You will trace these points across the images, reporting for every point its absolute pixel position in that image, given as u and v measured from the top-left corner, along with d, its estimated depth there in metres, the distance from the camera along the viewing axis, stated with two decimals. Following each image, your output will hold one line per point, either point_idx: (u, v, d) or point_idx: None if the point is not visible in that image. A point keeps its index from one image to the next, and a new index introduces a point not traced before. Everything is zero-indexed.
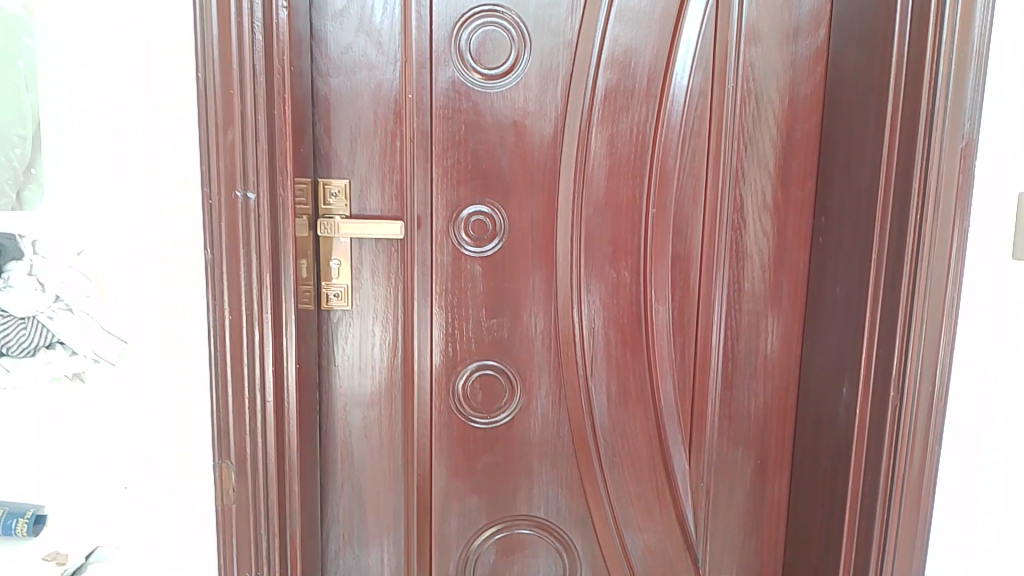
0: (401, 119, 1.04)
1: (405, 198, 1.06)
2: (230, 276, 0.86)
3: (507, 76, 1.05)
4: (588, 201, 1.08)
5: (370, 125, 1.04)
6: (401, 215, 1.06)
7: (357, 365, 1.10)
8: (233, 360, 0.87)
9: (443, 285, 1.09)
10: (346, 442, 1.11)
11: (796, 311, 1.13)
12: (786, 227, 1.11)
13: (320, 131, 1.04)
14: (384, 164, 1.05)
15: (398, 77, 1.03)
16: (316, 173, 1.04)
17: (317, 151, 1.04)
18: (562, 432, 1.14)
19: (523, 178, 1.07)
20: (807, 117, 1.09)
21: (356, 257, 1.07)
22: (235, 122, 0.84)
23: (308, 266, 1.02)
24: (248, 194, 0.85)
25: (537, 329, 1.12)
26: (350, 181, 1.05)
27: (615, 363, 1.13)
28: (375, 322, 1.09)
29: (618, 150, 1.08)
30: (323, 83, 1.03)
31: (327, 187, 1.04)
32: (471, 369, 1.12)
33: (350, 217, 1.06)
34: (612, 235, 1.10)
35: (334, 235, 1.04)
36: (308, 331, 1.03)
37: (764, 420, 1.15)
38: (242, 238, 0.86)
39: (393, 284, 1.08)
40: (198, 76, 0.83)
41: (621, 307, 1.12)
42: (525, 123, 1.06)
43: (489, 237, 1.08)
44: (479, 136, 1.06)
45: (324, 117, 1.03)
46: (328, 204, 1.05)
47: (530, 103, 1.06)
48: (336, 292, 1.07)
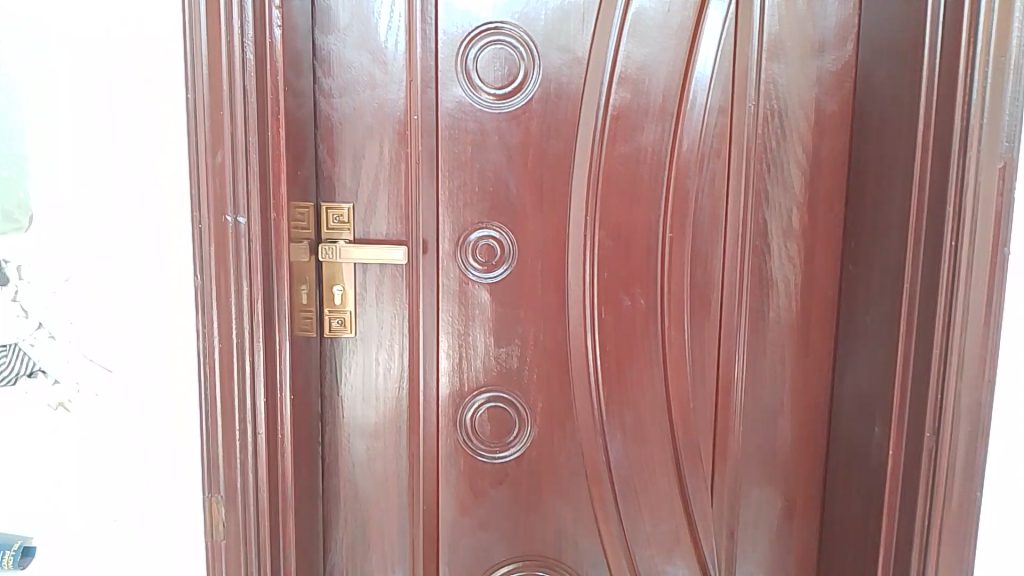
0: (406, 139, 1.01)
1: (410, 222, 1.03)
2: (220, 301, 0.83)
3: (514, 95, 1.01)
4: (601, 224, 1.04)
5: (373, 147, 1.01)
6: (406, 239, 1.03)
7: (361, 394, 1.06)
8: (223, 390, 0.85)
9: (449, 312, 1.05)
10: (349, 473, 1.07)
11: (825, 341, 1.06)
12: (813, 252, 1.04)
13: (322, 153, 1.01)
14: (389, 187, 1.02)
15: (402, 97, 1.00)
16: (319, 196, 1.02)
17: (319, 173, 1.01)
18: (575, 467, 1.09)
19: (532, 200, 1.03)
20: (835, 136, 1.02)
21: (360, 284, 1.04)
22: (226, 144, 0.81)
23: (309, 291, 1.00)
24: (238, 218, 0.83)
25: (548, 358, 1.07)
26: (355, 205, 1.02)
27: (631, 394, 1.07)
28: (379, 350, 1.05)
29: (632, 171, 1.03)
30: (325, 104, 1.00)
31: (329, 211, 1.02)
32: (481, 400, 1.07)
33: (353, 241, 1.03)
34: (626, 259, 1.05)
35: (336, 260, 1.01)
36: (308, 359, 1.00)
37: (792, 458, 1.08)
38: (232, 262, 0.83)
39: (398, 310, 1.04)
40: (188, 97, 0.81)
41: (636, 335, 1.06)
42: (534, 143, 1.02)
43: (498, 261, 1.04)
44: (486, 158, 1.02)
45: (325, 138, 1.01)
46: (330, 228, 1.02)
47: (539, 122, 1.02)
48: (338, 319, 1.03)
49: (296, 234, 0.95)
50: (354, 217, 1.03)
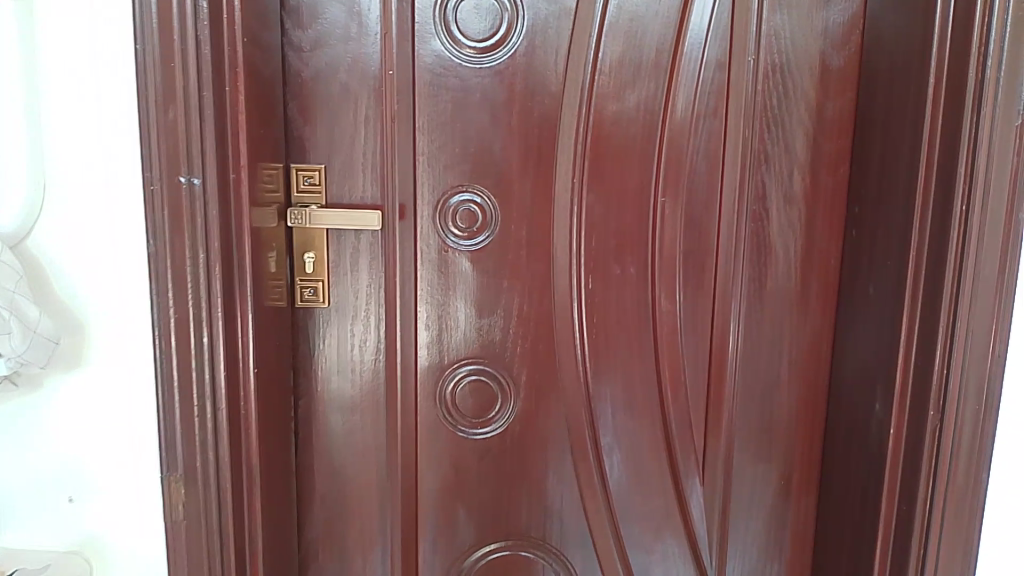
0: (382, 97, 0.94)
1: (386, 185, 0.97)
2: (175, 269, 0.78)
3: (497, 48, 0.94)
4: (590, 188, 0.97)
5: (345, 105, 0.95)
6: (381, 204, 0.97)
7: (336, 367, 1.01)
8: (182, 363, 0.80)
9: (429, 280, 1.00)
10: (325, 450, 1.03)
11: (827, 313, 1.00)
12: (815, 218, 0.98)
13: (292, 112, 0.95)
14: (362, 148, 0.96)
15: (378, 50, 0.94)
16: (289, 159, 0.96)
17: (290, 134, 0.96)
18: (561, 443, 1.04)
19: (515, 162, 0.97)
20: (841, 93, 0.95)
21: (333, 251, 0.98)
22: (178, 99, 0.75)
23: (278, 258, 0.94)
24: (193, 180, 0.77)
25: (533, 330, 1.01)
26: (327, 166, 0.96)
27: (620, 368, 1.02)
28: (354, 321, 1.00)
29: (623, 131, 0.96)
30: (296, 59, 0.94)
31: (300, 173, 0.96)
32: (463, 373, 1.02)
33: (326, 206, 0.97)
34: (616, 225, 0.98)
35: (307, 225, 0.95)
36: (279, 330, 0.95)
37: (789, 435, 1.03)
38: (188, 228, 0.77)
39: (373, 279, 0.99)
40: (136, 48, 0.74)
41: (627, 306, 1.00)
42: (517, 101, 0.96)
43: (480, 227, 0.99)
44: (467, 117, 0.96)
45: (296, 96, 0.95)
46: (301, 191, 0.97)
47: (523, 79, 0.95)
48: (312, 288, 0.98)
49: (262, 197, 0.89)
50: (327, 180, 0.97)
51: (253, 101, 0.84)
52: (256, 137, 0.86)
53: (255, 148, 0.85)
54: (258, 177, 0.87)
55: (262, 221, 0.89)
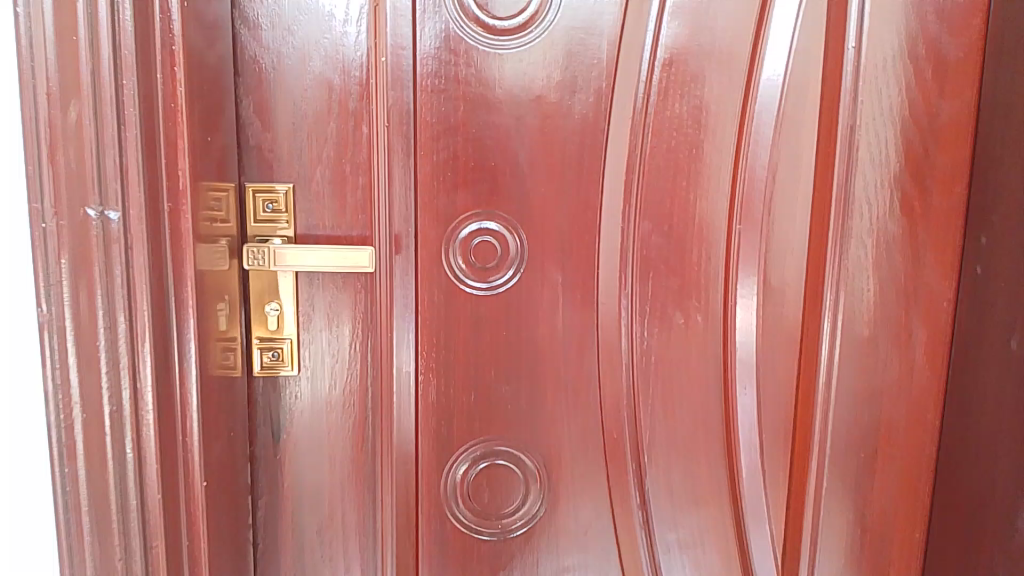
0: (369, 94, 0.70)
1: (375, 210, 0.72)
2: (79, 345, 0.52)
3: (526, 27, 0.71)
4: (643, 215, 0.74)
5: (317, 105, 0.70)
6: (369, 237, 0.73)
7: (309, 454, 0.76)
8: (93, 487, 0.54)
9: (435, 338, 0.75)
10: (296, 563, 0.78)
11: (938, 369, 0.78)
12: (925, 250, 0.77)
13: (247, 113, 0.70)
14: (343, 163, 0.71)
15: (366, 31, 0.70)
16: (243, 176, 0.71)
17: (243, 142, 0.70)
18: (604, 541, 0.81)
19: (547, 181, 0.74)
20: (959, 91, 0.73)
21: (304, 302, 0.73)
22: (85, 91, 0.50)
23: (230, 312, 0.69)
24: (108, 213, 0.51)
25: (569, 399, 0.78)
26: (294, 186, 0.71)
27: (681, 446, 0.79)
28: (331, 391, 0.75)
29: (688, 140, 0.74)
30: (250, 40, 0.69)
31: (258, 196, 0.71)
32: (477, 457, 0.78)
33: (294, 240, 0.72)
34: (678, 263, 0.75)
35: (269, 267, 0.70)
36: (230, 412, 0.70)
37: (888, 530, 0.80)
38: (102, 285, 0.52)
39: (357, 336, 0.74)
40: (12, 10, 0.48)
41: (689, 367, 0.77)
42: (550, 100, 0.72)
43: (499, 266, 0.75)
44: (484, 121, 0.72)
45: (252, 90, 0.69)
46: (261, 221, 0.72)
47: (557, 70, 0.72)
48: (274, 351, 0.73)
49: (205, 231, 0.64)
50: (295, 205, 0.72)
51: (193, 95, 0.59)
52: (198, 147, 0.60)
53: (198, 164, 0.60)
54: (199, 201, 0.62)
55: (207, 263, 0.64)
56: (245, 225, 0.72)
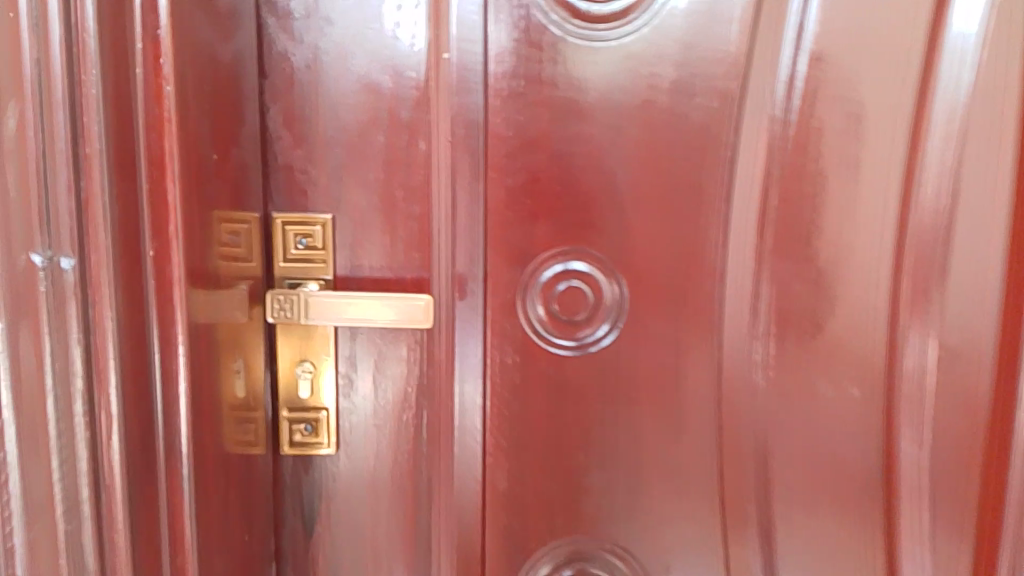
0: (427, 101, 0.56)
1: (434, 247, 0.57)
2: (20, 439, 0.38)
3: (628, 12, 0.55)
4: (780, 255, 0.57)
5: (361, 116, 0.56)
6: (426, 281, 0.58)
7: (348, 552, 0.61)
8: None
9: (509, 410, 0.59)
10: None
11: None
12: None
13: (274, 126, 0.56)
14: (394, 187, 0.57)
15: (424, 20, 0.55)
16: (269, 206, 0.57)
17: (269, 162, 0.56)
18: None
19: (652, 211, 0.57)
20: None
21: (345, 365, 0.58)
22: (31, 94, 0.36)
23: (249, 377, 0.55)
24: (59, 259, 0.37)
25: (680, 490, 0.60)
26: (332, 217, 0.57)
27: (826, 555, 0.60)
28: (378, 474, 0.60)
29: (843, 157, 0.56)
30: (279, 33, 0.55)
31: (288, 230, 0.57)
32: (560, 562, 0.61)
33: (332, 285, 0.57)
34: (827, 317, 0.58)
35: (299, 320, 0.55)
36: (251, 505, 0.55)
37: None
38: (49, 359, 0.37)
39: (409, 405, 0.59)
40: None
41: (836, 453, 0.59)
42: (660, 105, 0.56)
43: (590, 319, 0.58)
44: (574, 133, 0.56)
45: (281, 96, 0.55)
46: (291, 261, 0.57)
47: (670, 67, 0.55)
48: (307, 425, 0.58)
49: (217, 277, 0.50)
50: (334, 241, 0.57)
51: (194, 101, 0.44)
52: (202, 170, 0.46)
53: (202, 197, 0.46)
54: (209, 237, 0.48)
55: (218, 316, 0.50)
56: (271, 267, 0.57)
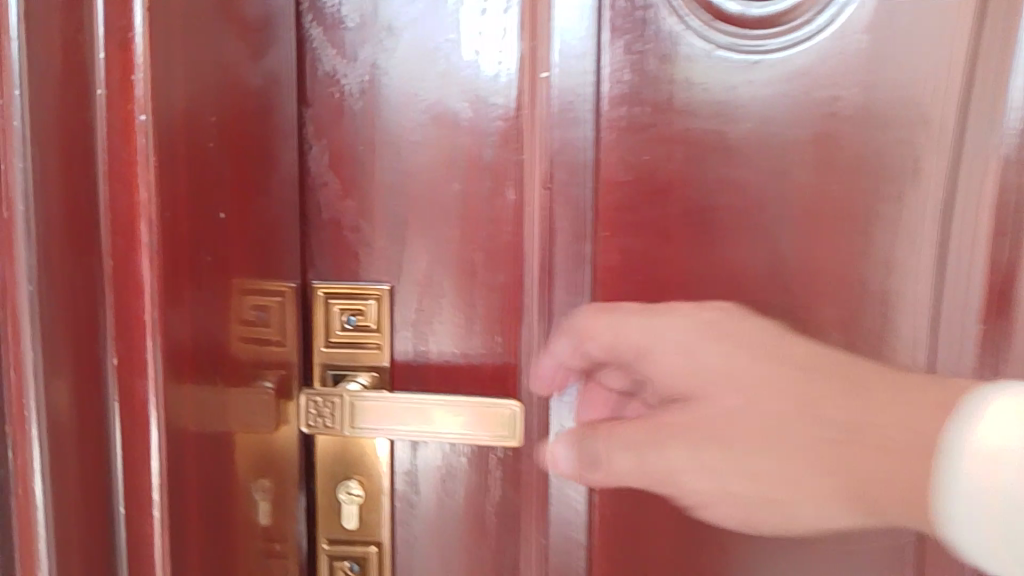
0: (517, 135, 0.42)
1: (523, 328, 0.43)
2: None
3: (796, 11, 0.39)
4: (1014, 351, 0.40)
5: (429, 155, 0.42)
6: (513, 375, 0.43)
7: None
8: None
9: (622, 551, 0.43)
10: None
11: None
12: None
13: (316, 169, 0.42)
14: (473, 247, 0.43)
15: (514, 28, 0.41)
16: (310, 271, 0.43)
17: (310, 215, 0.43)
18: None
19: (824, 285, 0.41)
20: None
21: (405, 486, 0.45)
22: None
23: (280, 499, 0.42)
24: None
25: None
26: (389, 289, 0.43)
27: None
28: None
29: None
30: (327, 48, 0.42)
31: (332, 307, 0.43)
32: None
33: (386, 380, 0.43)
34: None
35: (337, 433, 0.42)
36: None
37: None
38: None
39: (489, 537, 0.45)
40: None
41: None
42: (841, 140, 0.40)
43: None
44: (719, 178, 0.41)
45: (326, 129, 0.42)
46: (335, 348, 0.43)
47: (855, 88, 0.40)
48: (355, 561, 0.45)
49: (235, 374, 0.36)
50: (393, 320, 0.43)
51: (196, 137, 0.31)
52: (207, 232, 0.33)
53: (209, 272, 0.33)
54: (225, 323, 0.35)
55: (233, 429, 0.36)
56: (309, 354, 0.44)
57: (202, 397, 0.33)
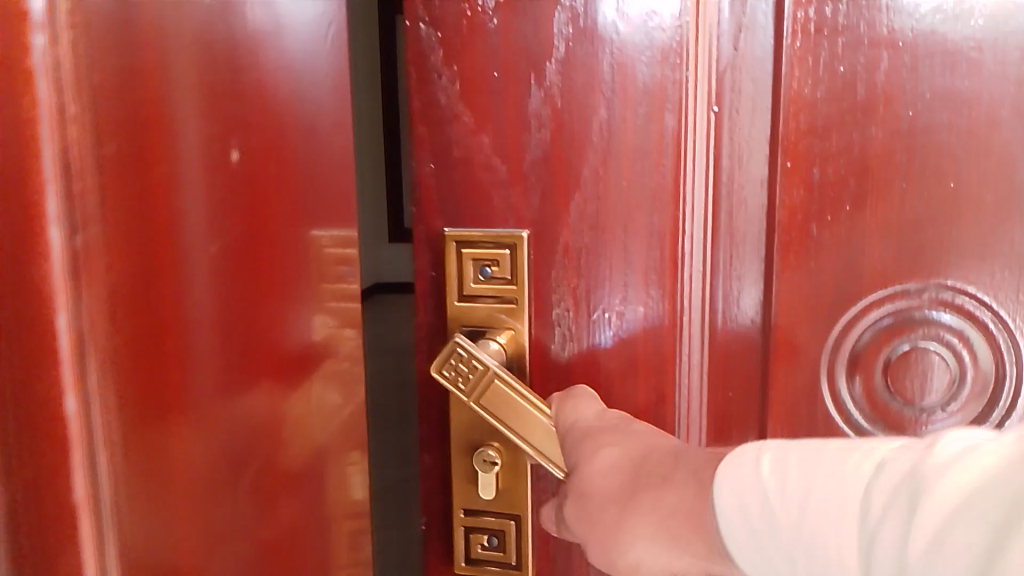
0: (681, 54, 0.35)
1: (681, 277, 0.37)
2: None
3: None
4: None
5: (573, 80, 0.36)
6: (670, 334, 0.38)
7: None
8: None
9: None
10: None
11: None
12: None
13: (446, 100, 0.37)
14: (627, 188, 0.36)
15: None
16: (440, 217, 0.38)
17: (441, 153, 0.37)
18: None
19: None
20: None
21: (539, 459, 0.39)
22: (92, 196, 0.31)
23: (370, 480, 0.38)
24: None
25: None
26: (527, 234, 0.37)
27: None
28: None
29: None
30: None
31: (466, 254, 0.38)
32: None
33: (524, 337, 0.38)
34: None
35: (477, 403, 0.36)
36: None
37: None
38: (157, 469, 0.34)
39: None
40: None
41: None
42: None
43: (962, 396, 0.36)
44: (936, 100, 0.34)
45: (456, 54, 0.36)
46: (469, 301, 0.38)
47: None
48: (491, 536, 0.40)
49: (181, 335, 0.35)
50: (533, 270, 0.38)
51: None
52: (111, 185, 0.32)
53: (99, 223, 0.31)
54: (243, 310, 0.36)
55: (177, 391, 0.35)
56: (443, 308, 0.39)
57: (86, 357, 0.32)
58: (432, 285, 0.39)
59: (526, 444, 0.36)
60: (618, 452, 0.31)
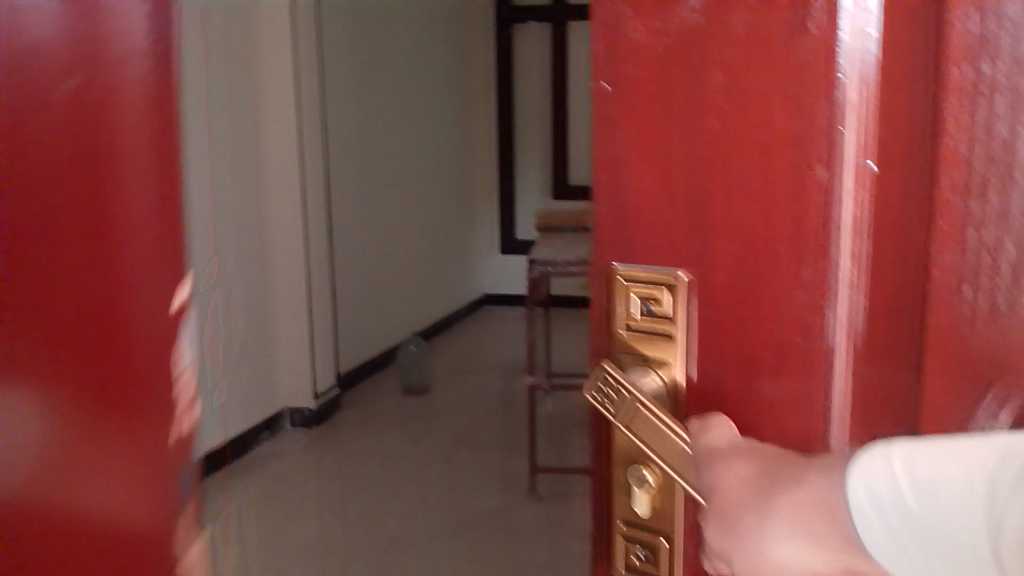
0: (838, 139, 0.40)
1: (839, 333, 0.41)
2: None
3: None
4: None
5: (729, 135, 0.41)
6: (809, 360, 0.42)
7: None
8: None
9: None
10: None
11: None
12: None
13: (632, 164, 0.44)
14: (790, 258, 0.41)
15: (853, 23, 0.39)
16: (620, 261, 0.46)
17: (621, 211, 0.45)
18: None
19: None
20: None
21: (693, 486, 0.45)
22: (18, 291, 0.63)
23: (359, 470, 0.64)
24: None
25: None
26: (687, 279, 0.44)
27: None
28: None
29: None
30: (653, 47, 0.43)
31: (628, 296, 0.46)
32: None
33: (673, 372, 0.45)
34: None
35: (636, 410, 0.45)
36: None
37: None
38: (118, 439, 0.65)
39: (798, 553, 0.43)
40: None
41: None
42: None
43: None
44: None
45: (636, 127, 0.44)
46: (633, 339, 0.47)
47: None
48: (643, 543, 0.47)
49: (118, 260, 0.63)
50: (687, 311, 0.44)
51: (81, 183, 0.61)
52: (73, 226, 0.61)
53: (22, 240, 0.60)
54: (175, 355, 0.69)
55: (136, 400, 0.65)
56: (620, 343, 0.48)
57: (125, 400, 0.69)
58: (604, 318, 0.49)
59: (657, 456, 0.46)
60: (748, 469, 0.41)
